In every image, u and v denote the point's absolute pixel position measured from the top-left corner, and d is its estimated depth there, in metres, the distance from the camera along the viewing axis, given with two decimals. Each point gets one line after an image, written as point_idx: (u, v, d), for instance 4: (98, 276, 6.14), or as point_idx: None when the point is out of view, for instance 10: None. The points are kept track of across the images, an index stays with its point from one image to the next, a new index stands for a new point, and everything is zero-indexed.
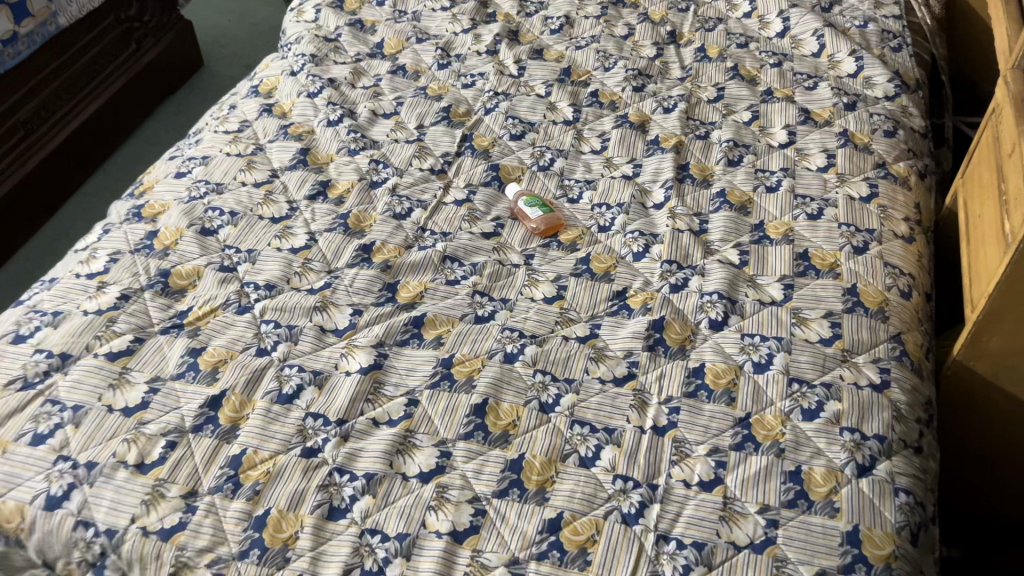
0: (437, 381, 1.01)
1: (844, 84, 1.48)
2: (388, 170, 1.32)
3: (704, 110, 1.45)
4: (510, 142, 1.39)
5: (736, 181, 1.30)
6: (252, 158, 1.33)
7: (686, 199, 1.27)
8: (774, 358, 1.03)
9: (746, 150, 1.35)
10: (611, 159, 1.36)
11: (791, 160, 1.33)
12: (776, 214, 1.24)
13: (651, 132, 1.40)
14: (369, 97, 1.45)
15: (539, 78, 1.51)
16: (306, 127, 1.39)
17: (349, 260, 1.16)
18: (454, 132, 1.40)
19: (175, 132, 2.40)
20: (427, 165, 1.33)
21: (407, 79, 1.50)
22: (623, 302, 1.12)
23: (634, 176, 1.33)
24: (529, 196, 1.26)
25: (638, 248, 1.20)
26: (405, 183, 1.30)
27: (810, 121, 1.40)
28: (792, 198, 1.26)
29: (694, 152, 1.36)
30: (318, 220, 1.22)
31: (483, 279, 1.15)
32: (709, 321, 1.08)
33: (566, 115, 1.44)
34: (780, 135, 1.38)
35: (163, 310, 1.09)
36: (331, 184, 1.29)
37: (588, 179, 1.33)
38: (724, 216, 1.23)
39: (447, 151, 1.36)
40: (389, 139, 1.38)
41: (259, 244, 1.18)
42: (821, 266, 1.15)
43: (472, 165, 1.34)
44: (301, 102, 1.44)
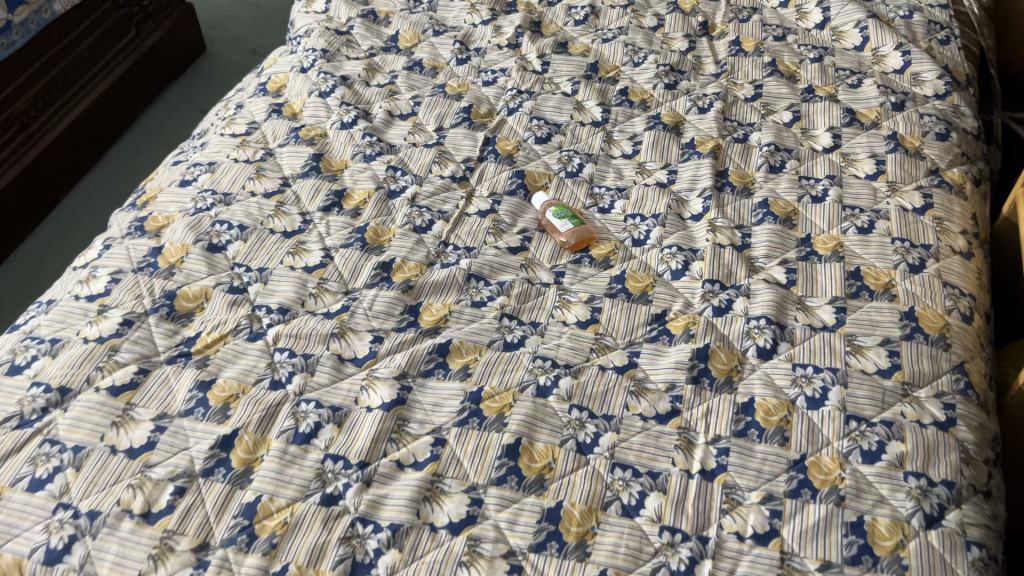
0: (466, 419, 0.94)
1: (891, 81, 1.39)
2: (407, 178, 1.24)
3: (742, 109, 1.36)
4: (535, 145, 1.31)
5: (779, 190, 1.21)
6: (262, 164, 1.24)
7: (726, 210, 1.19)
8: (829, 393, 0.95)
9: (788, 154, 1.27)
10: (643, 164, 1.27)
11: (837, 167, 1.24)
12: (824, 227, 1.16)
13: (686, 134, 1.31)
14: (385, 97, 1.37)
15: (564, 74, 1.42)
16: (319, 130, 1.31)
17: (367, 280, 1.08)
18: (476, 134, 1.31)
19: (180, 122, 2.30)
20: (448, 172, 1.25)
21: (424, 76, 1.41)
22: (662, 327, 1.04)
23: (669, 183, 1.24)
24: (558, 206, 1.18)
25: (677, 264, 1.12)
26: (425, 193, 1.22)
27: (856, 122, 1.31)
28: (840, 210, 1.17)
29: (732, 157, 1.27)
30: (333, 235, 1.14)
31: (511, 300, 1.08)
32: (757, 349, 1.01)
33: (595, 116, 1.35)
34: (825, 138, 1.29)
35: (169, 337, 1.02)
36: (346, 194, 1.21)
37: (620, 186, 1.25)
38: (768, 229, 1.15)
39: (469, 155, 1.28)
40: (406, 143, 1.29)
41: (271, 262, 1.10)
42: (875, 287, 1.07)
43: (496, 172, 1.26)
44: (313, 102, 1.35)
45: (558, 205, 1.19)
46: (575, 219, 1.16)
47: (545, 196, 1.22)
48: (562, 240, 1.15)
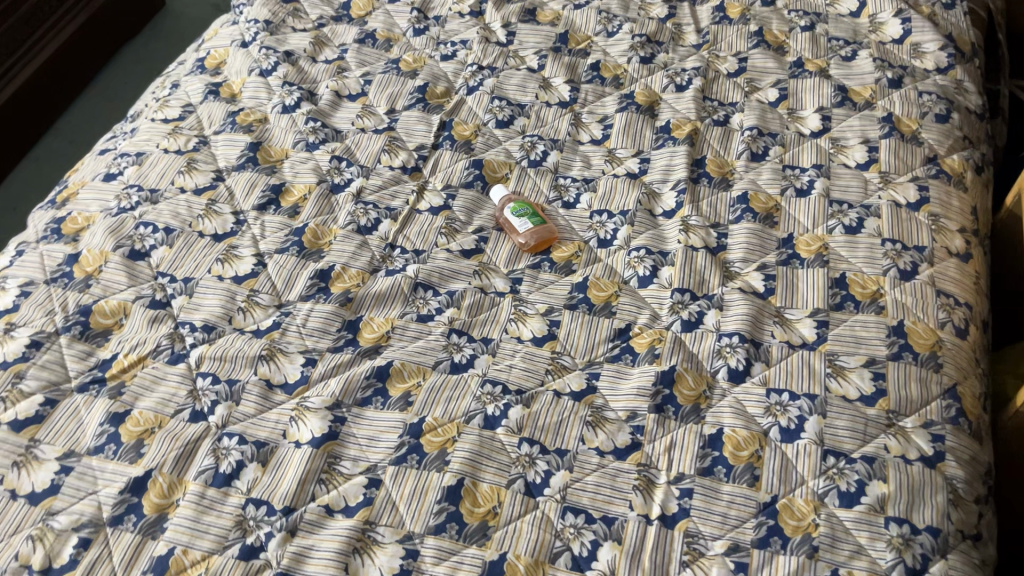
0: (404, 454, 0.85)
1: (888, 53, 1.27)
2: (353, 170, 1.13)
3: (724, 86, 1.24)
4: (496, 129, 1.19)
5: (761, 181, 1.11)
6: (194, 155, 1.13)
7: (701, 206, 1.09)
8: (805, 424, 0.86)
9: (772, 140, 1.16)
10: (613, 151, 1.16)
11: (825, 154, 1.13)
12: (808, 226, 1.05)
13: (661, 116, 1.20)
14: (333, 74, 1.25)
15: (531, 46, 1.30)
16: (258, 114, 1.19)
17: (303, 291, 0.99)
18: (431, 118, 1.20)
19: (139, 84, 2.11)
20: (398, 162, 1.14)
21: (377, 49, 1.29)
22: (626, 344, 0.95)
23: (640, 173, 1.13)
24: (517, 202, 1.08)
25: (645, 270, 1.02)
26: (372, 186, 1.11)
27: (848, 102, 1.19)
28: (826, 205, 1.07)
29: (711, 143, 1.16)
30: (268, 237, 1.04)
31: (461, 313, 0.98)
32: (728, 371, 0.91)
33: (562, 95, 1.23)
34: (813, 121, 1.18)
35: (81, 360, 0.92)
36: (285, 189, 1.10)
37: (586, 177, 1.14)
38: (746, 229, 1.05)
39: (423, 142, 1.17)
40: (354, 128, 1.18)
41: (198, 271, 1.00)
42: (861, 297, 0.97)
43: (451, 161, 1.15)
44: (253, 81, 1.23)
45: (517, 201, 1.08)
46: (535, 218, 1.06)
47: (504, 189, 1.11)
48: (521, 241, 1.05)
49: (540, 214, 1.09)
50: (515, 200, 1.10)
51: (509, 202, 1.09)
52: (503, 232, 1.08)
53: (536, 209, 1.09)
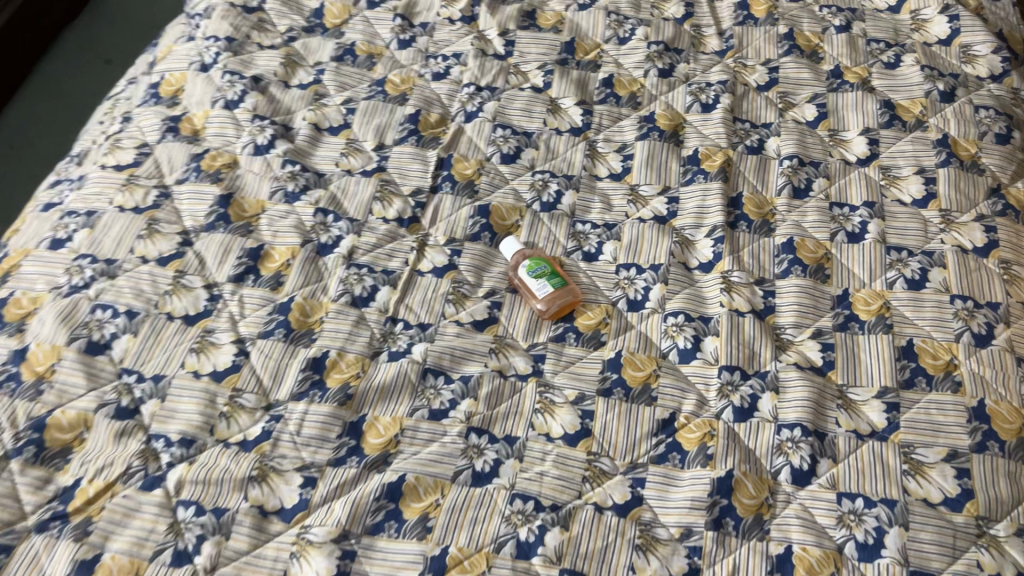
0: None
1: (936, 57, 1.13)
2: (341, 225, 0.98)
3: (754, 103, 1.10)
4: (501, 165, 1.05)
5: (807, 223, 0.98)
6: (155, 213, 0.98)
7: (742, 257, 0.95)
8: (885, 538, 0.75)
9: (815, 170, 1.02)
10: (636, 187, 1.02)
11: (876, 188, 1.00)
12: (865, 280, 0.93)
13: (688, 142, 1.06)
14: (310, 101, 1.09)
15: (533, 59, 1.14)
16: (227, 156, 1.03)
17: (295, 388, 0.85)
18: (426, 154, 1.05)
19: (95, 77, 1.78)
20: (392, 213, 1.00)
21: (358, 67, 1.13)
22: (672, 439, 0.83)
23: (669, 215, 1.00)
24: (533, 259, 0.94)
25: (685, 342, 0.89)
26: (365, 245, 0.96)
27: (897, 122, 1.06)
28: (884, 253, 0.94)
29: (746, 175, 1.03)
30: (248, 318, 0.90)
31: (479, 405, 0.85)
32: (791, 472, 0.80)
33: (573, 119, 1.09)
34: (858, 145, 1.04)
35: (38, 491, 0.78)
36: (264, 253, 0.95)
37: (608, 222, 1.00)
38: (797, 287, 0.92)
39: (419, 185, 1.02)
40: (338, 170, 1.03)
41: (170, 366, 0.86)
42: (933, 370, 0.85)
43: (453, 208, 1.01)
44: (217, 115, 1.06)
45: (534, 257, 0.95)
46: (555, 279, 0.92)
47: (516, 240, 0.97)
48: (540, 308, 0.92)
49: (560, 271, 0.95)
50: (531, 255, 0.96)
51: (524, 258, 0.96)
52: (518, 295, 0.94)
53: (555, 266, 0.95)
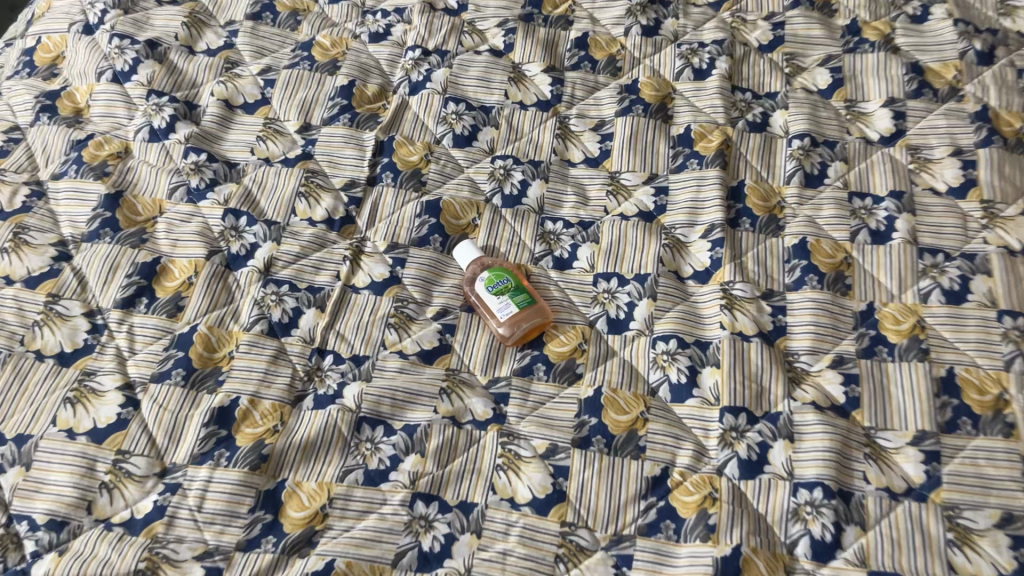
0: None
1: (970, 8, 0.95)
2: (257, 230, 0.80)
3: (756, 68, 0.92)
4: (454, 149, 0.86)
5: (823, 219, 0.81)
6: (23, 219, 0.79)
7: (746, 263, 0.79)
8: None
9: (830, 151, 0.85)
10: (617, 175, 0.85)
11: (904, 174, 0.83)
12: (893, 292, 0.77)
13: (678, 118, 0.88)
14: (220, 70, 0.89)
15: (492, 16, 0.95)
16: (116, 142, 0.84)
17: (197, 449, 0.68)
18: (361, 137, 0.86)
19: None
20: (321, 213, 0.82)
21: (279, 26, 0.93)
22: (664, 504, 0.67)
23: (657, 210, 0.83)
24: (493, 270, 0.77)
25: (678, 376, 0.73)
26: (286, 255, 0.79)
27: (927, 90, 0.88)
28: (916, 257, 0.78)
29: (748, 159, 0.86)
30: (140, 356, 0.72)
31: (427, 464, 0.69)
32: (810, 544, 0.65)
33: (541, 90, 0.90)
34: (882, 119, 0.87)
35: None
36: (160, 268, 0.77)
37: (583, 219, 0.83)
38: (812, 302, 0.76)
39: (354, 177, 0.84)
40: (254, 159, 0.84)
41: (37, 423, 0.68)
42: (979, 409, 0.70)
43: (396, 205, 0.83)
44: (104, 90, 0.87)
45: (494, 267, 0.78)
46: (519, 297, 0.75)
47: (473, 245, 0.80)
48: (502, 334, 0.75)
49: (526, 284, 0.78)
50: (492, 265, 0.79)
51: (483, 268, 0.79)
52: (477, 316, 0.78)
53: (519, 277, 0.78)
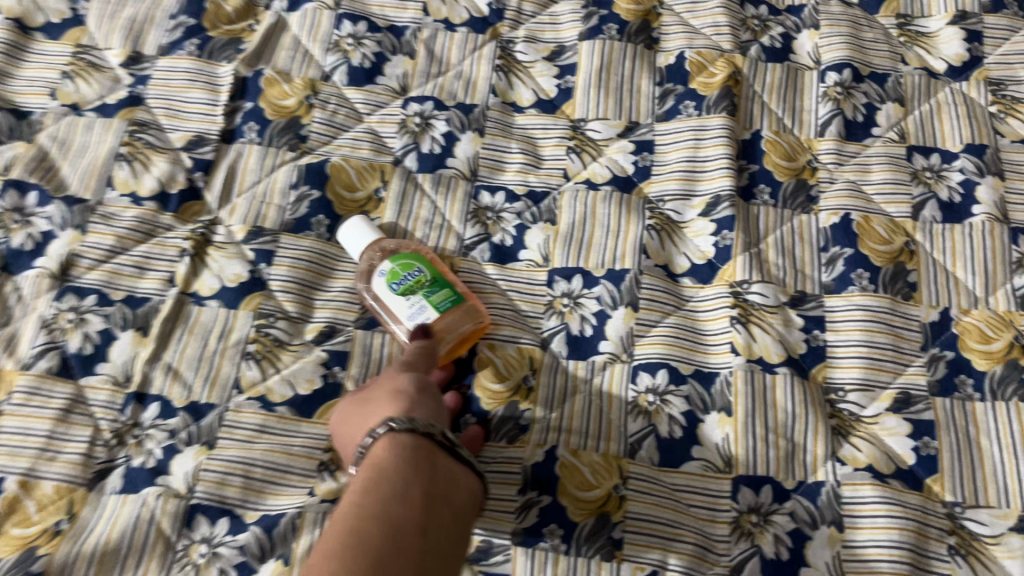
0: (362, 401, 0.45)
1: None
2: (52, 213, 0.54)
3: None
4: (349, 88, 0.61)
5: (873, 187, 0.57)
6: None
7: (765, 252, 0.55)
8: None
9: (879, 88, 0.61)
10: (581, 125, 0.60)
11: (984, 120, 0.59)
12: (976, 294, 0.53)
13: (666, 43, 0.63)
14: None
15: None
16: None
17: None
18: (215, 71, 0.60)
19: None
20: (151, 185, 0.56)
21: None
22: None
23: (637, 175, 0.58)
24: (398, 259, 0.51)
25: (670, 427, 0.50)
26: (94, 250, 0.53)
27: (1009, 1, 0.64)
28: (1007, 242, 0.55)
29: (764, 100, 0.61)
30: None
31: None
32: None
33: (474, 2, 0.64)
34: (949, 42, 0.62)
35: None
36: None
37: (533, 189, 0.58)
38: (863, 311, 0.52)
39: (202, 131, 0.58)
40: (55, 105, 0.58)
41: None
42: None
43: (263, 171, 0.57)
44: None
45: (399, 254, 0.52)
46: (438, 295, 0.51)
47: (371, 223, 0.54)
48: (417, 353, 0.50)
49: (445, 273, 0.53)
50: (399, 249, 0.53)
51: (386, 256, 0.53)
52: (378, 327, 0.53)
53: (436, 265, 0.53)
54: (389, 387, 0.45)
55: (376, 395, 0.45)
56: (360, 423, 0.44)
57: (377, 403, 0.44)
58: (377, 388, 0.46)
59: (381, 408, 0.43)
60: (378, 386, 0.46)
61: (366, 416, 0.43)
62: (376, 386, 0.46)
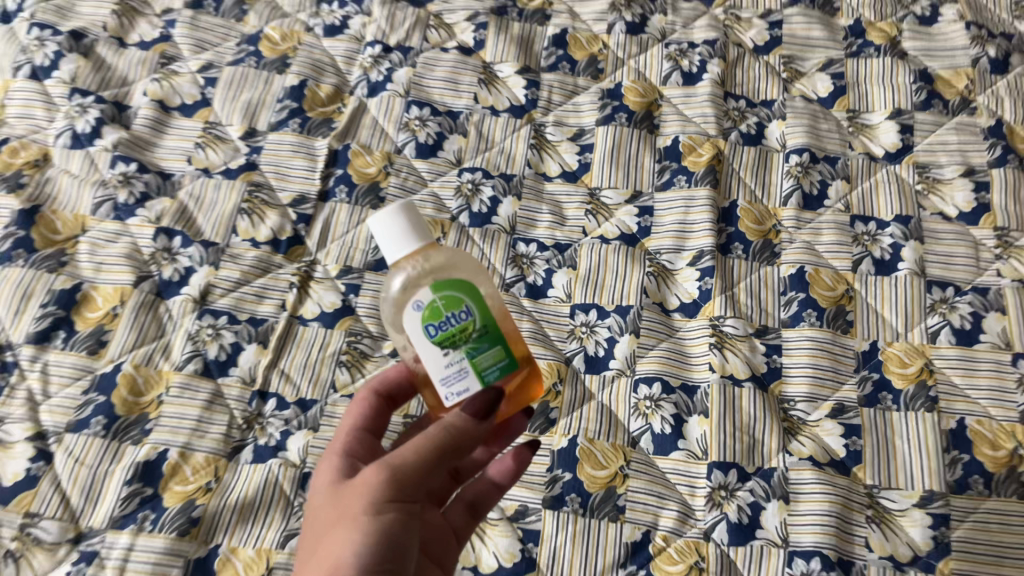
0: (331, 521, 0.46)
1: (982, 9, 0.87)
2: (192, 252, 0.71)
3: (750, 73, 0.84)
4: (416, 159, 0.78)
5: (822, 246, 0.74)
6: None
7: (737, 295, 0.72)
8: None
9: (831, 169, 0.78)
10: (597, 192, 0.77)
11: (911, 196, 0.76)
12: (898, 329, 0.70)
13: (664, 128, 0.80)
14: (155, 66, 0.80)
15: (461, 7, 0.87)
16: (33, 149, 0.74)
17: (115, 513, 0.60)
18: (313, 144, 0.77)
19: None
20: (266, 233, 0.73)
21: (222, 17, 0.84)
22: (644, 573, 0.60)
23: (640, 233, 0.75)
24: (443, 294, 0.46)
25: (662, 425, 0.66)
26: (225, 282, 0.70)
27: (936, 101, 0.81)
28: (924, 290, 0.71)
29: (741, 176, 0.78)
30: (54, 400, 0.64)
31: None
32: None
33: (514, 94, 0.82)
34: (887, 133, 0.79)
35: None
36: (81, 297, 0.68)
37: (559, 241, 0.74)
38: (810, 341, 0.69)
39: (303, 191, 0.75)
40: (191, 170, 0.75)
41: None
42: (994, 467, 0.63)
43: (352, 223, 0.74)
44: (21, 87, 0.77)
45: (445, 284, 0.47)
46: (482, 356, 0.47)
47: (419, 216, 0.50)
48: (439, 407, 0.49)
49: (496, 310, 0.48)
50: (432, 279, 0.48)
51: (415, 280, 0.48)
52: (392, 330, 0.50)
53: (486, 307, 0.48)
54: (339, 540, 0.44)
55: (339, 530, 0.45)
56: (320, 552, 0.45)
57: (325, 552, 0.44)
58: (345, 516, 0.45)
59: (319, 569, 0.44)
60: (344, 519, 0.45)
61: (318, 558, 0.45)
62: (339, 517, 0.46)
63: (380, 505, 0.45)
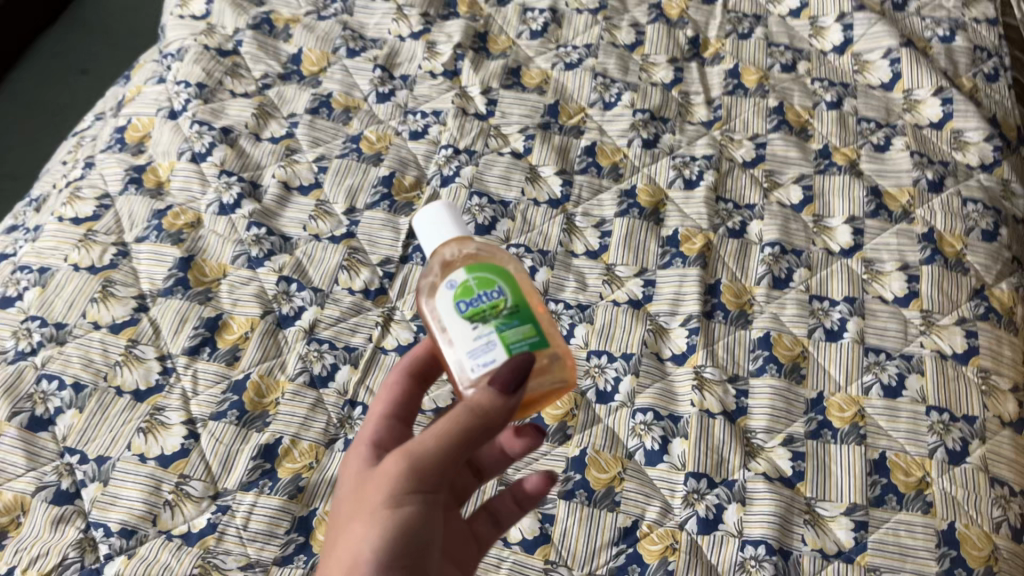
0: (358, 506, 0.58)
1: (926, 142, 1.10)
2: (304, 295, 0.94)
3: (738, 181, 1.07)
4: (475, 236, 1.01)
5: (785, 317, 0.95)
6: (111, 274, 0.93)
7: (716, 349, 0.93)
8: None
9: (797, 259, 1.00)
10: (612, 267, 0.99)
11: (857, 282, 0.97)
12: (840, 382, 0.90)
13: (667, 222, 1.03)
14: (281, 156, 1.06)
15: (514, 121, 1.12)
16: (190, 214, 1.00)
17: (242, 480, 0.82)
18: (397, 221, 1.01)
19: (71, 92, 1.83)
20: (359, 284, 0.96)
21: (332, 121, 1.10)
22: (633, 550, 0.80)
23: (644, 299, 0.97)
24: (479, 278, 0.61)
25: (652, 442, 0.86)
26: (328, 318, 0.93)
27: (883, 212, 1.03)
28: (862, 353, 0.92)
29: (726, 260, 1.00)
30: (201, 396, 0.87)
31: None
32: None
33: (552, 190, 1.06)
34: (843, 234, 1.02)
35: None
36: (222, 323, 0.92)
37: (581, 302, 0.97)
38: (770, 386, 0.90)
39: (388, 255, 0.99)
40: (305, 235, 0.99)
41: (115, 447, 0.82)
42: (905, 488, 0.83)
43: None
44: (183, 168, 1.03)
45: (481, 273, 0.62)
46: (508, 329, 0.59)
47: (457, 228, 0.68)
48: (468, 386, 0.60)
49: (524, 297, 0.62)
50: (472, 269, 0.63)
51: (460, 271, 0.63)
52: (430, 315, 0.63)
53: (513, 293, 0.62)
54: (361, 530, 0.55)
55: (360, 521, 0.56)
56: (347, 533, 0.57)
57: (350, 536, 0.56)
58: (370, 504, 0.56)
59: (346, 549, 0.56)
60: (367, 513, 0.56)
61: (346, 536, 0.57)
62: (365, 505, 0.57)
63: (398, 502, 0.55)
